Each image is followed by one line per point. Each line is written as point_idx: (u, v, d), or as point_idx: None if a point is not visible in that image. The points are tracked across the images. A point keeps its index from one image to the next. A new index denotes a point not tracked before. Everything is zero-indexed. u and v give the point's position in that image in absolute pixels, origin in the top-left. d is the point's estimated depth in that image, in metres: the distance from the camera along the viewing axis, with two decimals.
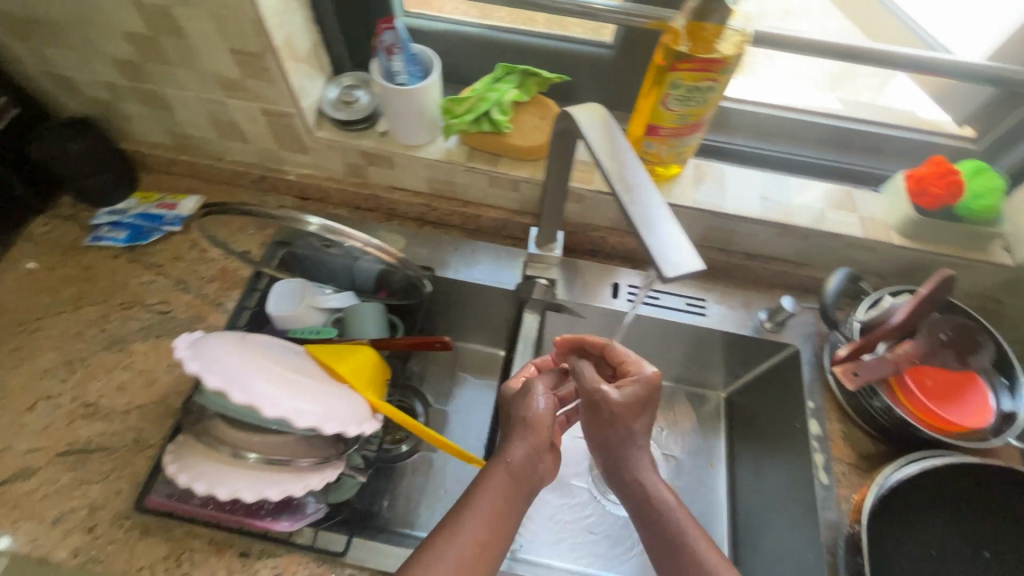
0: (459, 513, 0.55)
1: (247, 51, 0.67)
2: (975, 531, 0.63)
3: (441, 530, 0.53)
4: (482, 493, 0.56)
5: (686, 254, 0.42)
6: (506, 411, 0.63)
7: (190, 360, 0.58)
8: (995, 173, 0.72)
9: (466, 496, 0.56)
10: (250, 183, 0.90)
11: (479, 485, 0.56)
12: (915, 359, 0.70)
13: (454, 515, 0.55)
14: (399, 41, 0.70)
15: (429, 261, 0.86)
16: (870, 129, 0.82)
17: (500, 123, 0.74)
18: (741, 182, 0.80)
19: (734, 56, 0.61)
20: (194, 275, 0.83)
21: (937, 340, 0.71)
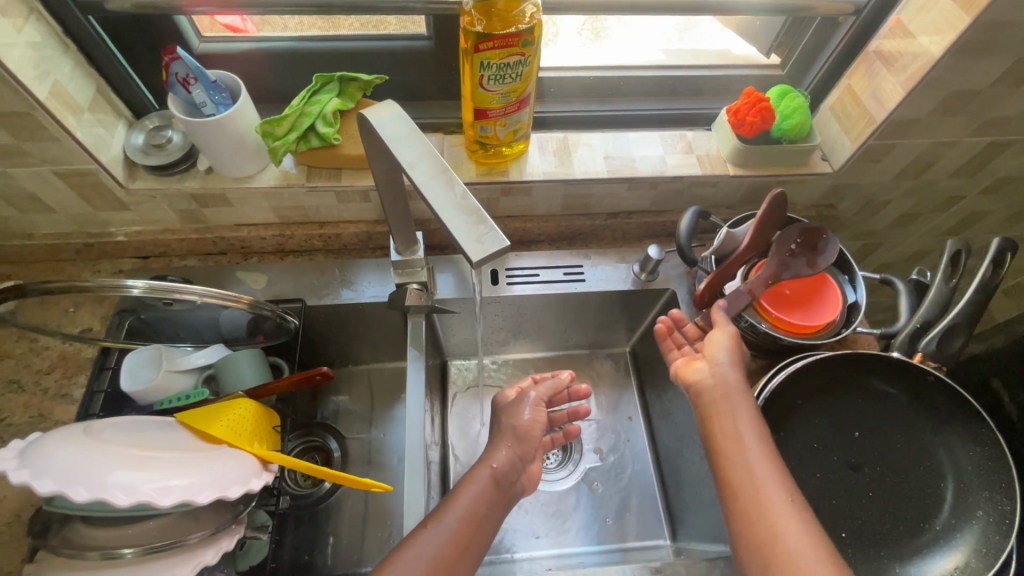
0: (423, 528, 0.59)
1: (9, 112, 0.59)
2: (848, 416, 0.68)
3: (400, 551, 0.57)
4: (451, 506, 0.61)
5: (491, 231, 0.42)
6: (494, 423, 0.72)
7: (15, 470, 0.51)
8: (798, 93, 0.78)
9: (439, 505, 0.62)
10: (75, 255, 0.80)
11: (460, 491, 0.63)
12: (768, 281, 0.72)
13: (417, 531, 0.59)
14: (192, 70, 0.63)
15: (299, 292, 0.82)
16: (688, 74, 0.87)
17: (327, 135, 0.71)
18: (585, 146, 0.82)
19: (532, 27, 0.61)
20: (30, 370, 0.74)
21: (786, 255, 0.73)
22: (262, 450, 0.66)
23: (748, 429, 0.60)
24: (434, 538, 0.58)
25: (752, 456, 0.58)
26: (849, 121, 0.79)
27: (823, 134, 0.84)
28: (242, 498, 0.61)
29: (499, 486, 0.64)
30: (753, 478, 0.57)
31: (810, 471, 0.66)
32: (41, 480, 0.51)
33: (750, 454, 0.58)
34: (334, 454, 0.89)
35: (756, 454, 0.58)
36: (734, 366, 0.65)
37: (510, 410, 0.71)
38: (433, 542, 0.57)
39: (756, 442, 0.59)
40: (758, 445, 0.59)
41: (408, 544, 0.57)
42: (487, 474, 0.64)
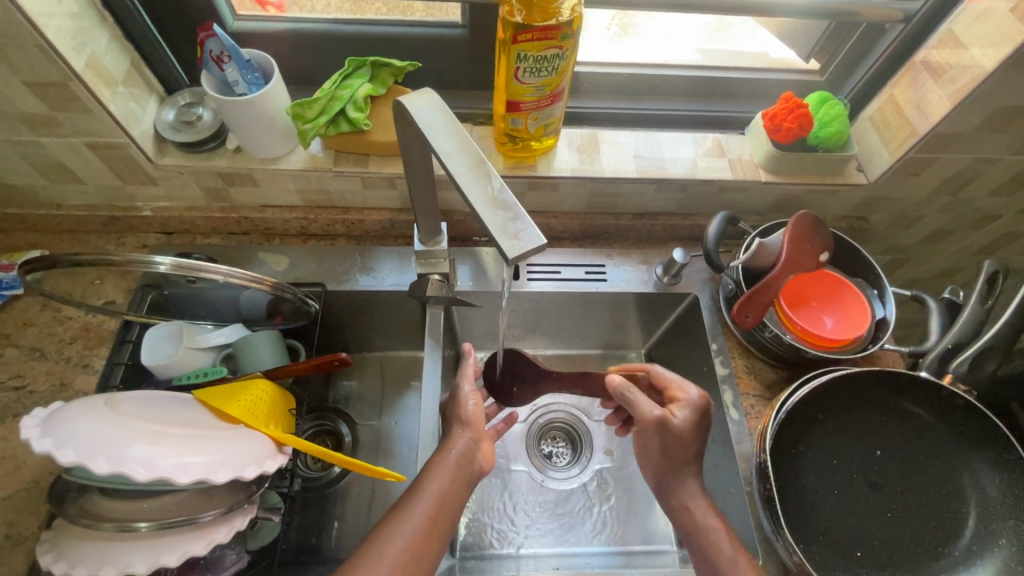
0: (393, 519, 0.57)
1: (45, 82, 0.59)
2: (871, 434, 0.67)
3: (371, 545, 0.56)
4: (419, 497, 0.59)
5: (528, 227, 0.41)
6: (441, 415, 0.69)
7: (38, 439, 0.52)
8: (839, 100, 0.76)
9: (408, 496, 0.59)
10: (101, 227, 0.81)
11: (424, 475, 0.60)
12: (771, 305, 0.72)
13: (389, 522, 0.58)
14: (227, 48, 0.63)
15: (319, 276, 0.81)
16: (725, 75, 0.85)
17: (357, 121, 0.70)
18: (615, 143, 0.81)
19: (572, 21, 0.60)
20: (52, 338, 0.74)
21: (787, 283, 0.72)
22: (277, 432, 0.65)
23: (697, 499, 0.63)
24: (407, 531, 0.56)
25: (702, 517, 0.62)
26: (889, 132, 0.77)
27: (860, 144, 0.81)
28: (257, 478, 0.61)
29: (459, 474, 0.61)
30: (709, 536, 0.61)
31: (829, 488, 0.65)
32: (63, 450, 0.51)
33: (700, 517, 0.62)
34: (345, 438, 0.89)
35: (705, 517, 0.62)
36: (691, 467, 0.64)
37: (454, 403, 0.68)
38: (404, 534, 0.56)
39: (704, 507, 0.63)
40: (702, 500, 0.63)
41: (379, 535, 0.56)
42: (451, 466, 0.61)
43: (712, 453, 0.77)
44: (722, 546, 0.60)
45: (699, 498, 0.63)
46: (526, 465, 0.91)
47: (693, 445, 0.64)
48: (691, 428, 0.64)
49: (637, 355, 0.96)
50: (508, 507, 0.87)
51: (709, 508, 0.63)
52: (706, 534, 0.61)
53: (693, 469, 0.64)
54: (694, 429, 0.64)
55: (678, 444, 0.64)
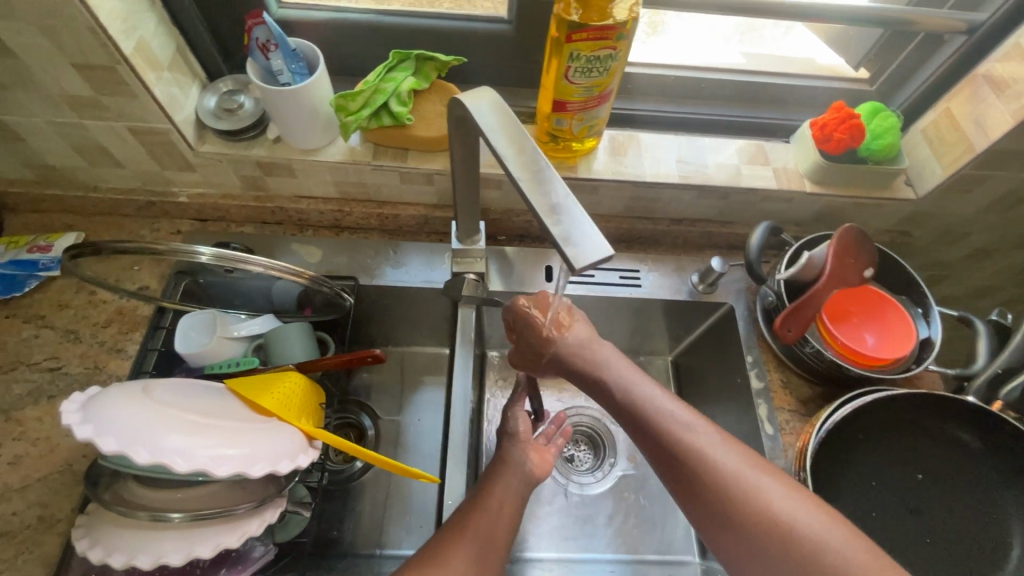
0: (465, 513, 0.59)
1: (93, 65, 0.58)
2: (912, 457, 0.66)
3: (449, 534, 0.56)
4: (490, 493, 0.61)
5: (594, 237, 0.40)
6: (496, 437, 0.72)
7: (79, 425, 0.52)
8: (891, 112, 0.74)
9: (478, 494, 0.61)
10: (136, 211, 0.81)
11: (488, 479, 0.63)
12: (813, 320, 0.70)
13: (460, 517, 0.59)
14: (273, 36, 0.62)
15: (351, 270, 0.81)
16: (772, 81, 0.83)
17: (400, 115, 0.69)
18: (657, 146, 0.80)
19: (628, 21, 0.59)
20: (86, 322, 0.75)
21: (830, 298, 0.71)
22: (309, 425, 0.65)
23: (631, 383, 0.57)
24: (482, 520, 0.57)
25: (661, 414, 0.54)
26: (943, 146, 0.74)
27: (910, 157, 0.79)
28: (289, 472, 0.61)
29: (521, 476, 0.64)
30: (663, 421, 0.53)
31: (866, 510, 0.64)
32: (104, 438, 0.51)
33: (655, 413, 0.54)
34: (367, 431, 0.89)
35: (647, 399, 0.56)
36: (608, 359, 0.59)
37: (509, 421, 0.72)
38: (480, 523, 0.57)
39: (642, 390, 0.57)
40: (649, 390, 0.57)
41: (455, 525, 0.57)
42: (514, 470, 0.65)
43: None
44: (679, 427, 0.52)
45: (640, 389, 0.57)
46: (549, 468, 0.90)
47: (559, 322, 0.62)
48: (530, 335, 0.62)
49: (664, 360, 0.94)
50: (531, 510, 0.86)
51: (649, 390, 0.57)
52: (670, 432, 0.53)
53: (614, 360, 0.60)
54: (572, 319, 0.62)
55: (541, 346, 0.62)
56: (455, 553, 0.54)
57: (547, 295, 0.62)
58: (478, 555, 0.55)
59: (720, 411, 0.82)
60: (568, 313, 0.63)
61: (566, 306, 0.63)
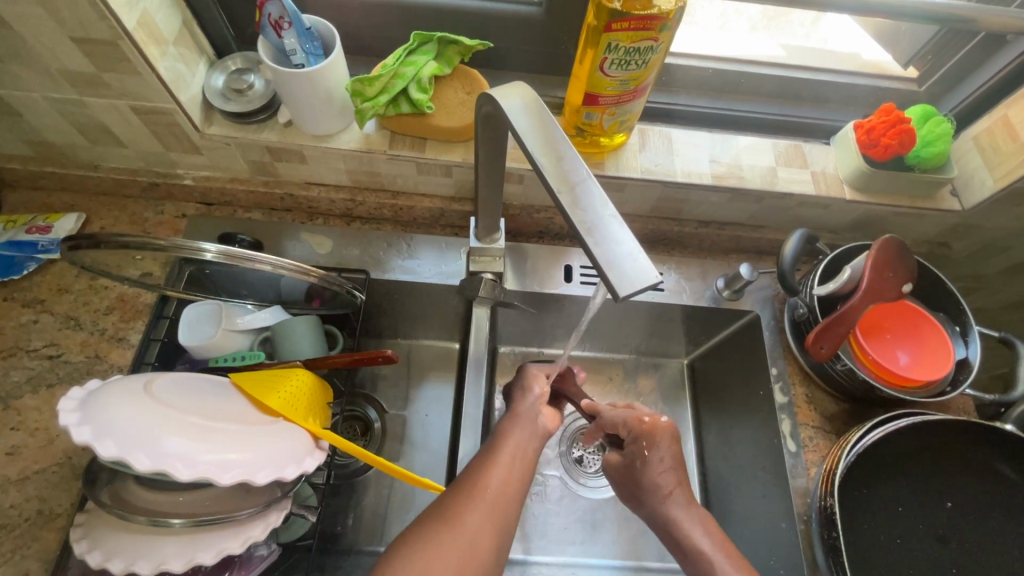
0: (478, 471, 0.57)
1: (94, 39, 0.54)
2: (943, 484, 0.63)
3: (464, 492, 0.55)
4: (498, 454, 0.59)
5: (637, 260, 0.37)
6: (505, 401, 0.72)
7: (77, 427, 0.49)
8: (944, 117, 0.69)
9: (489, 454, 0.59)
10: (140, 192, 0.77)
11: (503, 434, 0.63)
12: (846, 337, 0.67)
13: (473, 475, 0.57)
14: (288, 13, 0.57)
15: (363, 262, 0.77)
16: (814, 77, 0.78)
17: (420, 103, 0.65)
18: (689, 144, 0.75)
19: (673, 11, 0.54)
20: (88, 308, 0.72)
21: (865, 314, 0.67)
22: (317, 425, 0.62)
23: (671, 499, 0.61)
24: (496, 479, 0.56)
25: (690, 531, 0.58)
26: (996, 156, 0.70)
27: (958, 166, 0.74)
28: (295, 476, 0.59)
29: (530, 433, 0.63)
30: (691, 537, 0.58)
31: (892, 537, 0.61)
32: (103, 442, 0.49)
33: (688, 531, 0.58)
34: (374, 424, 0.86)
35: (683, 514, 0.59)
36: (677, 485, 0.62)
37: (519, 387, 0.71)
38: (495, 482, 0.56)
39: (682, 505, 0.60)
40: (688, 504, 0.60)
41: (467, 485, 0.55)
42: (523, 426, 0.64)
43: (760, 482, 0.73)
44: (700, 544, 0.57)
45: (681, 506, 0.60)
46: (559, 470, 0.87)
47: (657, 455, 0.63)
48: (630, 464, 0.64)
49: (679, 364, 0.91)
50: (539, 512, 0.84)
51: (685, 503, 0.60)
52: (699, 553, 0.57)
53: (677, 490, 0.62)
54: (665, 458, 0.63)
55: (636, 475, 0.63)
56: (473, 513, 0.52)
57: (667, 423, 0.65)
58: (496, 514, 0.53)
59: (739, 422, 0.79)
60: (661, 443, 0.64)
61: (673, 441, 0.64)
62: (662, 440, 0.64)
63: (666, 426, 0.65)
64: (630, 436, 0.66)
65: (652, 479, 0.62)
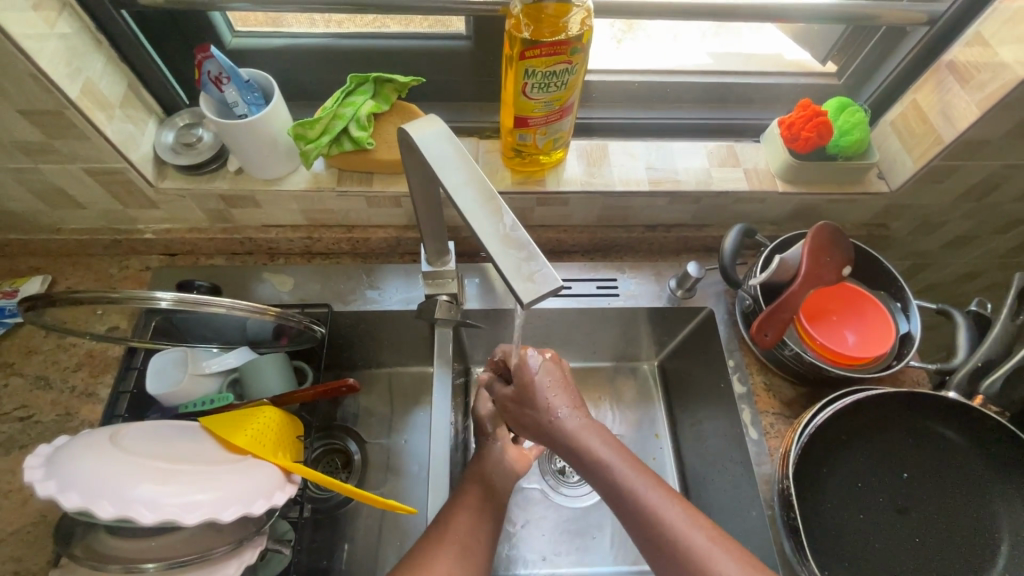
0: (425, 553, 0.56)
1: (41, 111, 0.57)
2: (895, 455, 0.65)
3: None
4: (447, 533, 0.58)
5: (544, 266, 0.39)
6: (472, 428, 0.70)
7: (41, 481, 0.51)
8: (859, 107, 0.73)
9: (434, 533, 0.58)
10: (103, 250, 0.79)
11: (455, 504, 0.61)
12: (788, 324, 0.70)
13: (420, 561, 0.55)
14: (225, 69, 0.61)
15: (324, 297, 0.80)
16: (738, 81, 0.83)
17: (360, 140, 0.69)
18: (625, 154, 0.79)
19: (582, 35, 0.58)
20: (56, 367, 0.73)
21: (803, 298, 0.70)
22: (286, 460, 0.64)
23: (588, 437, 0.61)
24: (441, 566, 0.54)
25: (640, 492, 0.56)
26: (912, 138, 0.74)
27: (881, 150, 0.78)
28: (265, 511, 0.60)
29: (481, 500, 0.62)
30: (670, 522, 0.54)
31: (853, 513, 0.63)
32: (67, 495, 0.50)
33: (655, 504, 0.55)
34: (354, 457, 0.86)
35: (652, 497, 0.55)
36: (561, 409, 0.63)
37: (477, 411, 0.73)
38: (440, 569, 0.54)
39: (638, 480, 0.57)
40: (653, 486, 0.57)
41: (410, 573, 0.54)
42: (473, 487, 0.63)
43: (730, 473, 0.75)
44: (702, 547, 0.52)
45: (614, 456, 0.59)
46: (540, 482, 0.88)
47: (542, 380, 0.64)
48: (520, 394, 0.64)
49: (648, 366, 0.93)
50: (524, 528, 0.84)
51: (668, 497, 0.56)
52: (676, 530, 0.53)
53: (572, 411, 0.63)
54: (553, 382, 0.64)
55: (524, 408, 0.64)
56: None
57: (553, 350, 0.67)
58: None
59: (706, 417, 0.80)
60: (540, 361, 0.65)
61: (550, 368, 0.65)
62: (546, 366, 0.65)
63: (551, 357, 0.67)
64: (513, 372, 0.65)
65: (544, 401, 0.63)
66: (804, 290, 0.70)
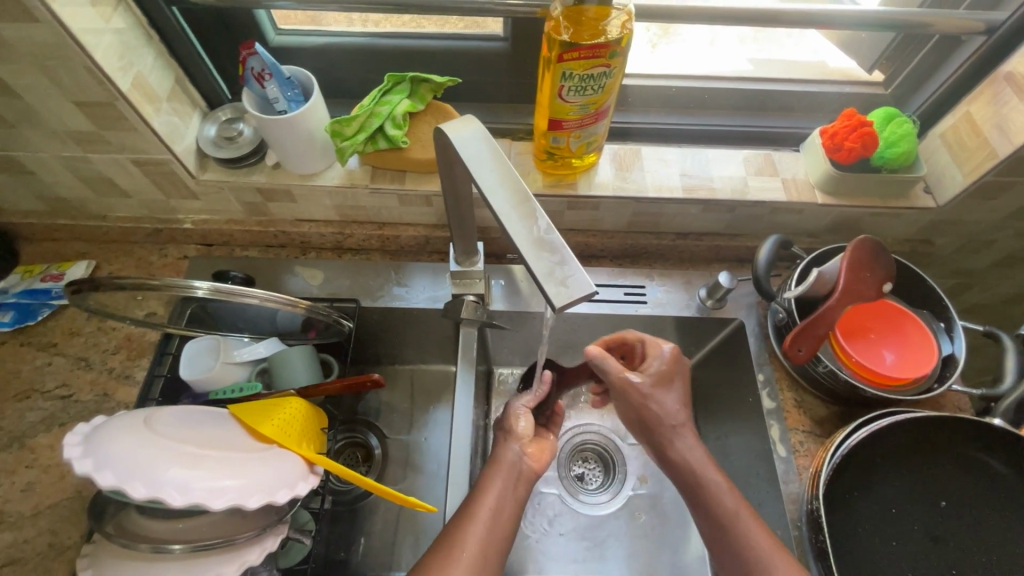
0: (457, 529, 0.56)
1: (94, 102, 0.60)
2: (933, 481, 0.62)
3: (441, 556, 0.54)
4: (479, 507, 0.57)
5: (577, 271, 0.39)
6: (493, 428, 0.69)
7: (79, 459, 0.52)
8: (907, 118, 0.71)
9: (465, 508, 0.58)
10: (144, 237, 0.82)
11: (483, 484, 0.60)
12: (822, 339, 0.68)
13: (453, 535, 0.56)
14: (268, 66, 0.62)
15: (353, 292, 0.81)
16: (779, 88, 0.81)
17: (396, 138, 0.70)
18: (660, 160, 0.78)
19: (621, 38, 0.57)
20: (96, 349, 0.76)
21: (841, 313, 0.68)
22: (310, 451, 0.65)
23: (689, 441, 0.62)
24: (473, 540, 0.55)
25: (725, 501, 0.58)
26: (964, 152, 0.71)
27: (929, 164, 0.75)
28: (288, 501, 0.61)
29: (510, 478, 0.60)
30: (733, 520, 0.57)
31: (885, 539, 0.61)
32: (102, 474, 0.52)
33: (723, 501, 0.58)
34: (375, 451, 0.87)
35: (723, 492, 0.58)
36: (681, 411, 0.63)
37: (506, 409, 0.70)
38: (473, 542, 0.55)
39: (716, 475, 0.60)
40: (734, 496, 0.58)
41: (444, 547, 0.55)
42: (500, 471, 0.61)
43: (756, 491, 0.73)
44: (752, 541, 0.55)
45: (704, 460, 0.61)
46: (558, 488, 0.88)
47: (675, 380, 0.65)
48: (655, 385, 0.63)
49: None
50: (540, 533, 0.84)
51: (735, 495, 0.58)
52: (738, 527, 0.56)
53: (686, 418, 0.64)
54: (677, 381, 0.65)
55: (645, 407, 0.63)
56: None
57: (678, 347, 0.66)
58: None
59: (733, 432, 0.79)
60: (682, 366, 0.66)
61: (683, 369, 0.66)
62: (673, 366, 0.65)
63: (675, 354, 0.66)
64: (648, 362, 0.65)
65: (670, 404, 0.63)
66: (841, 305, 0.67)
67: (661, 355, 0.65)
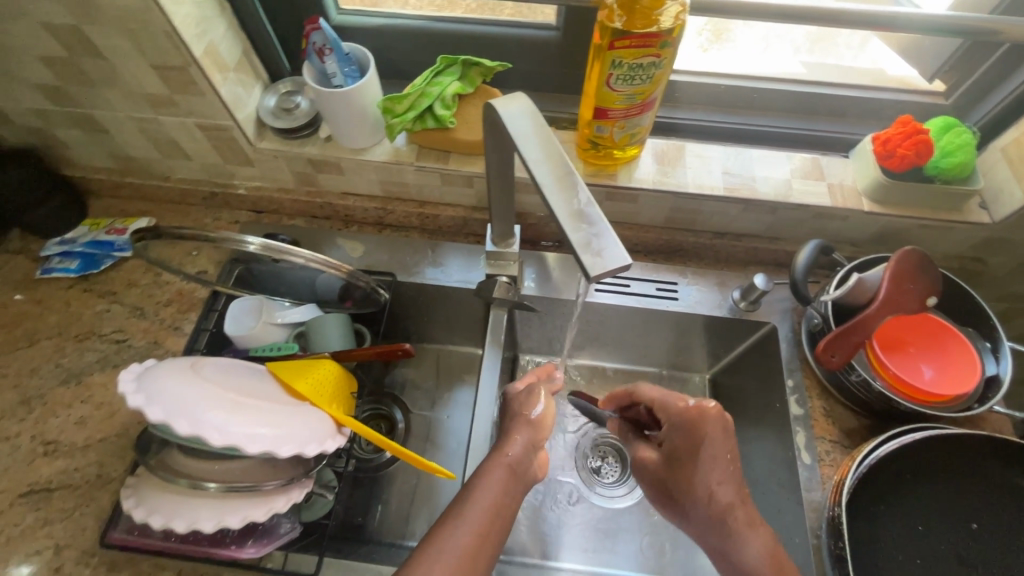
0: (441, 526, 0.53)
1: (169, 66, 0.64)
2: (964, 503, 0.61)
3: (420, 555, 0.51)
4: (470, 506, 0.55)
5: (613, 245, 0.40)
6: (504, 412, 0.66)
7: (132, 393, 0.56)
8: (966, 128, 0.68)
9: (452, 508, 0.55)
10: (201, 200, 0.87)
11: (477, 479, 0.57)
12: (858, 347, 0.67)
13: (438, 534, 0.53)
14: (329, 41, 0.66)
15: (390, 267, 0.83)
16: (834, 92, 0.79)
17: (444, 118, 0.72)
18: (703, 158, 0.77)
19: (674, 29, 0.58)
20: (151, 300, 0.81)
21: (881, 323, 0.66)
22: (340, 412, 0.67)
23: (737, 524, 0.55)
24: (456, 542, 0.52)
25: None
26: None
27: (987, 178, 0.73)
28: (316, 456, 0.63)
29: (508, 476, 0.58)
30: None
31: (909, 556, 0.59)
32: (152, 408, 0.56)
33: None
34: (398, 424, 0.90)
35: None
36: (724, 489, 0.57)
37: (522, 395, 0.65)
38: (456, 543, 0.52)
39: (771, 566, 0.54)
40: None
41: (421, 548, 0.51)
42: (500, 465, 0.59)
43: (776, 497, 0.72)
44: None
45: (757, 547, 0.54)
46: (574, 477, 0.88)
47: (712, 452, 0.57)
48: (675, 464, 0.59)
49: (699, 379, 0.91)
50: (552, 520, 0.85)
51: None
52: None
53: (732, 499, 0.56)
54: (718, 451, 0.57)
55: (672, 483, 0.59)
56: None
57: (717, 406, 0.58)
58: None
59: (757, 436, 0.78)
60: (727, 434, 0.58)
61: (720, 435, 0.58)
62: (713, 430, 0.58)
63: (715, 412, 0.58)
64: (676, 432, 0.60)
65: (705, 483, 0.57)
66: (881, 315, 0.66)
67: (698, 418, 0.58)
